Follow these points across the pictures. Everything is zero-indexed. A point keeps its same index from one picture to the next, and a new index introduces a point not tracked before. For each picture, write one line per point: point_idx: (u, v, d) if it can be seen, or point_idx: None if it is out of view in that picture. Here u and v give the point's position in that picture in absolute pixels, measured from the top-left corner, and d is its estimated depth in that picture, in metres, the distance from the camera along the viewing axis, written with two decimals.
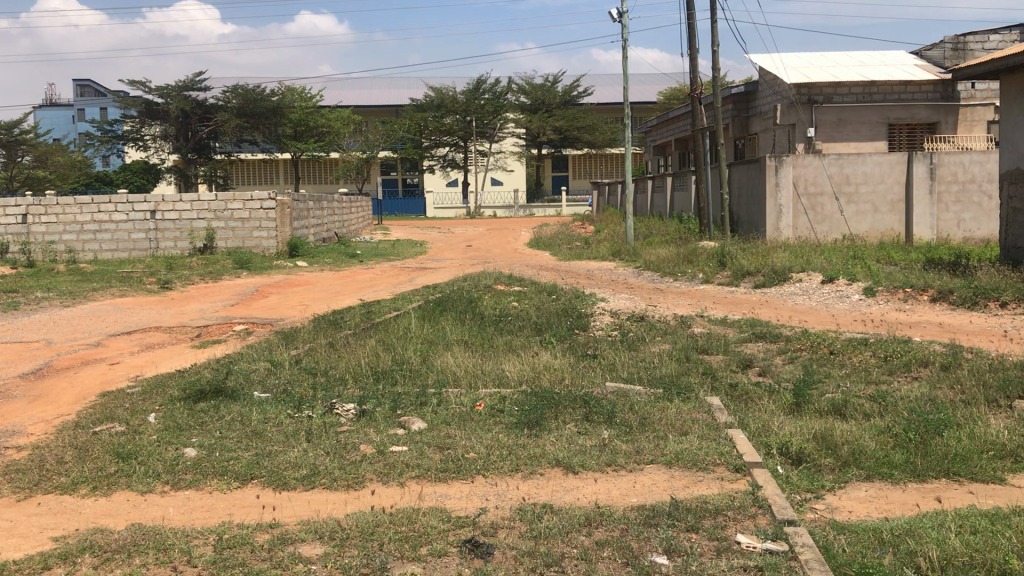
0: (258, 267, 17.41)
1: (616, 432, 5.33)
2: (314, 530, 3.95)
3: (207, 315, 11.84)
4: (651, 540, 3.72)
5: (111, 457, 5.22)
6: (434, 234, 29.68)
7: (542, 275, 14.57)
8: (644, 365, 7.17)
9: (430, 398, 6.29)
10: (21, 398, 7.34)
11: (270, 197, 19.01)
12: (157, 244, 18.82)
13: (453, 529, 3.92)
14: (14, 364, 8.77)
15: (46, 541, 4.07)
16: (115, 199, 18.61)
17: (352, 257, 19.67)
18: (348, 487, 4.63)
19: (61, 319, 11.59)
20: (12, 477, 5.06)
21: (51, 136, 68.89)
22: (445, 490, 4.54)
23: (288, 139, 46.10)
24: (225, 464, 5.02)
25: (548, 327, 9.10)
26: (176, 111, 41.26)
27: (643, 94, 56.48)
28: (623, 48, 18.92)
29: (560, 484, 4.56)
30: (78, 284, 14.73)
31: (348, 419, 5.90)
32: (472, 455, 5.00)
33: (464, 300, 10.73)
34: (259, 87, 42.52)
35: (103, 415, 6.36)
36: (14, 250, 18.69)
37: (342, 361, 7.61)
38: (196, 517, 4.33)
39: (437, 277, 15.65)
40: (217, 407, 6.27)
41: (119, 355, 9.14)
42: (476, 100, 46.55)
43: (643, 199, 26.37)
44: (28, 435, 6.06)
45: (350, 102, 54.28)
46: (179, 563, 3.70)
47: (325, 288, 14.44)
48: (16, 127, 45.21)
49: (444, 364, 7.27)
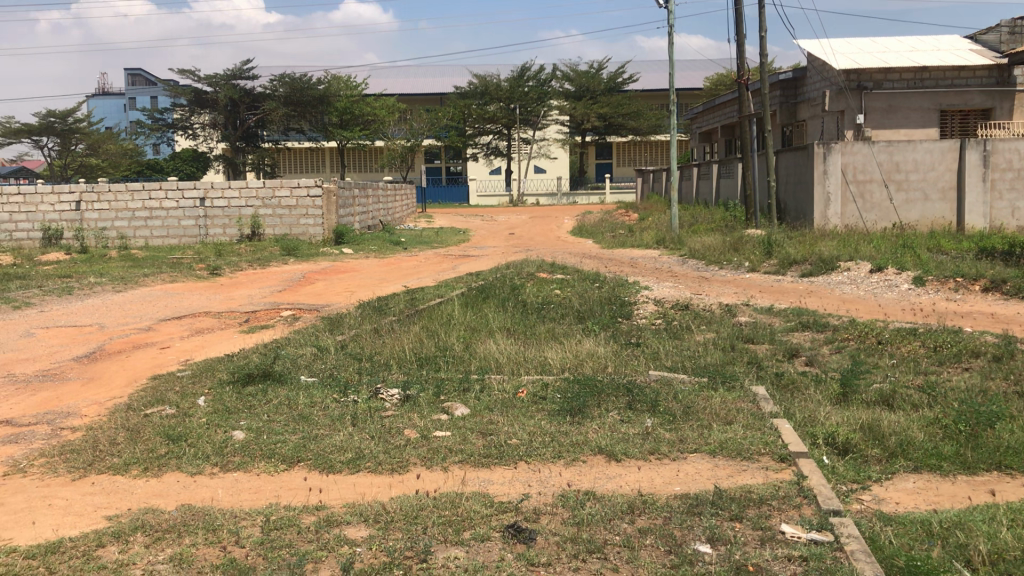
0: (305, 254, 17.59)
1: (660, 420, 5.32)
2: (360, 513, 4.00)
3: (255, 300, 12.01)
4: (694, 529, 3.71)
5: (162, 439, 5.34)
6: (478, 222, 29.79)
7: (585, 263, 14.50)
8: (688, 354, 7.12)
9: (473, 384, 6.33)
10: (75, 381, 7.54)
11: (317, 184, 19.15)
12: (207, 231, 19.12)
13: (496, 514, 3.94)
14: (68, 348, 8.97)
15: (99, 520, 4.18)
16: (166, 187, 18.95)
17: (397, 244, 19.82)
18: (392, 471, 4.68)
19: (113, 303, 11.83)
20: (68, 457, 5.20)
21: (102, 125, 70.79)
22: (488, 475, 4.57)
23: (335, 128, 46.67)
24: (273, 447, 5.10)
25: (591, 315, 9.09)
26: (225, 100, 41.86)
27: (690, 81, 55.96)
28: (669, 34, 18.72)
29: (604, 471, 4.57)
30: (130, 270, 15.01)
31: (392, 404, 5.95)
32: (515, 441, 5.02)
33: (507, 288, 10.74)
34: (306, 75, 42.98)
35: (153, 398, 6.49)
36: (68, 236, 19.13)
37: (386, 347, 7.67)
38: (244, 498, 4.41)
39: (481, 265, 15.64)
40: (264, 391, 6.37)
41: (170, 340, 9.31)
42: (519, 87, 46.37)
43: (688, 186, 26.03)
44: (82, 417, 6.23)
45: (395, 90, 54.56)
46: (229, 542, 3.77)
47: (369, 276, 14.53)
48: (68, 116, 46.55)
49: (487, 352, 7.27)
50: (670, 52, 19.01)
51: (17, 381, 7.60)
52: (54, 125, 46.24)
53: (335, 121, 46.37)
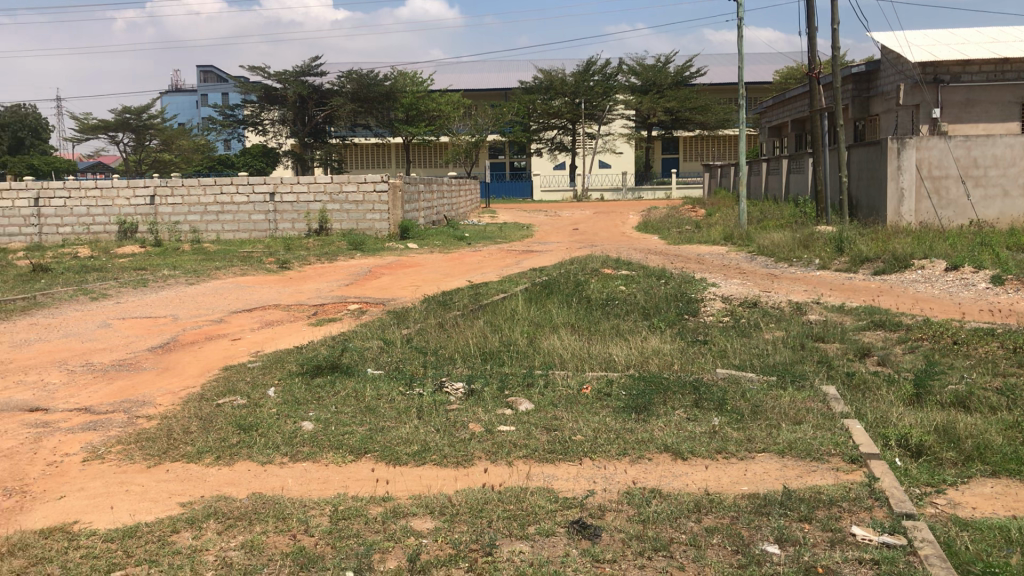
0: (371, 248, 17.81)
1: (727, 419, 5.26)
2: (426, 505, 4.04)
3: (323, 294, 12.21)
4: (762, 529, 3.66)
5: (234, 429, 5.46)
6: (542, 218, 29.80)
7: (651, 260, 14.39)
8: (756, 352, 7.03)
9: (537, 379, 6.33)
10: (150, 370, 7.75)
11: (383, 180, 19.34)
12: (276, 225, 19.47)
13: (561, 509, 3.94)
14: (144, 339, 9.22)
15: (174, 506, 4.30)
16: (237, 182, 19.36)
17: (461, 240, 19.93)
18: (458, 464, 4.71)
19: (186, 295, 12.14)
20: (144, 444, 5.35)
21: (176, 122, 72.62)
22: (553, 470, 4.57)
23: (402, 124, 47.22)
24: (341, 438, 5.18)
25: (656, 312, 9.03)
26: (294, 97, 42.61)
27: (759, 74, 55.12)
28: (738, 28, 18.45)
29: (669, 469, 4.54)
30: (202, 263, 15.36)
31: (457, 398, 5.99)
32: (580, 437, 5.01)
33: (572, 284, 10.71)
34: (373, 72, 43.59)
35: (225, 388, 6.64)
36: (142, 230, 19.68)
37: (451, 341, 7.72)
38: (313, 488, 4.49)
39: (545, 260, 15.65)
40: (332, 383, 6.48)
41: (241, 331, 9.51)
42: (585, 82, 46.18)
43: (757, 182, 25.65)
44: (158, 406, 6.41)
45: (460, 86, 54.84)
46: (298, 531, 3.84)
47: (434, 270, 14.64)
48: (144, 112, 47.85)
49: (551, 347, 7.28)
50: (739, 46, 18.74)
51: (95, 370, 7.85)
52: (131, 121, 47.36)
53: (402, 117, 46.83)
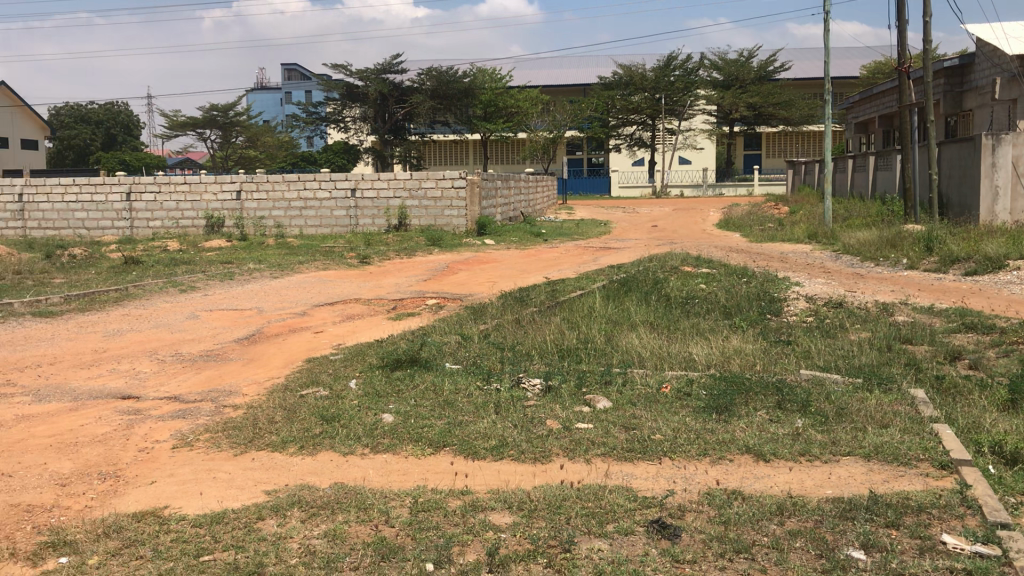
0: (449, 244, 17.96)
1: (811, 421, 5.15)
2: (504, 500, 4.05)
3: (402, 289, 12.36)
4: (847, 534, 3.58)
5: (317, 419, 5.57)
6: (620, 214, 29.63)
7: (731, 257, 14.18)
8: (841, 353, 6.86)
9: (615, 376, 6.31)
10: (237, 361, 7.97)
11: (462, 176, 19.44)
12: (357, 221, 19.76)
13: (640, 508, 3.92)
14: (230, 330, 9.48)
15: (259, 493, 4.41)
16: (320, 178, 19.73)
17: (538, 236, 19.93)
18: (535, 460, 4.73)
19: (270, 289, 12.42)
20: (231, 433, 5.50)
21: (261, 119, 74.36)
22: (631, 469, 4.55)
23: (480, 121, 47.59)
24: (420, 431, 5.24)
25: (738, 311, 8.89)
26: (375, 94, 43.19)
27: (846, 69, 53.77)
28: (824, 21, 18.04)
29: (750, 471, 4.46)
30: (286, 257, 15.70)
31: (534, 394, 6.00)
32: (659, 437, 4.97)
33: (651, 282, 10.61)
34: (453, 69, 43.85)
35: (309, 379, 6.78)
36: (229, 224, 20.22)
37: (529, 337, 7.74)
38: (393, 480, 4.55)
39: (622, 257, 15.56)
40: (412, 376, 6.56)
41: (323, 324, 9.70)
42: (666, 77, 45.69)
43: (842, 179, 25.07)
44: (244, 396, 6.58)
45: (539, 82, 54.87)
46: (379, 522, 3.90)
47: (511, 266, 14.68)
48: (231, 110, 49.09)
49: (629, 345, 7.24)
50: (825, 39, 18.32)
51: (184, 360, 8.09)
52: (218, 118, 48.65)
53: (480, 114, 47.27)
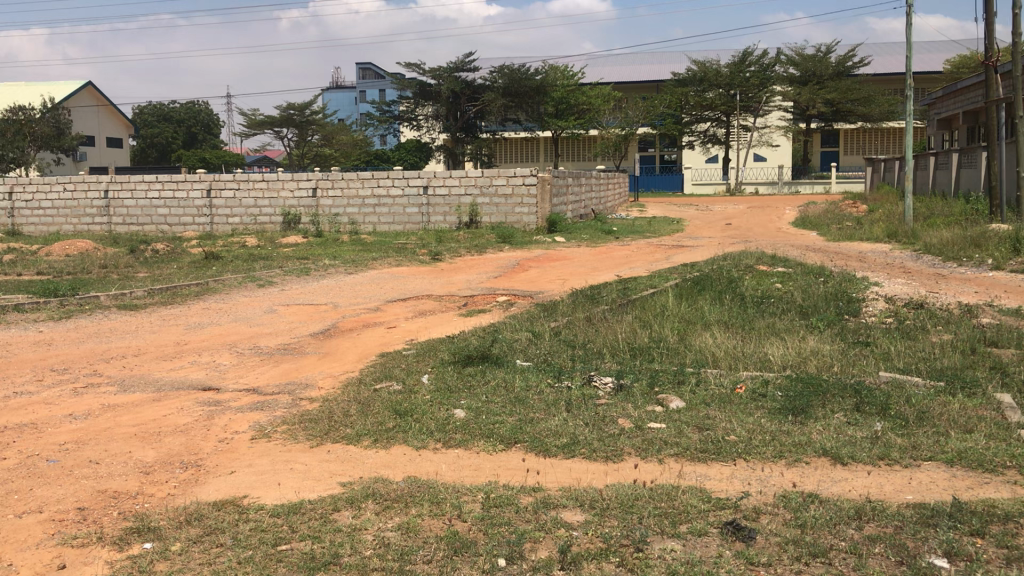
0: (520, 241, 18.01)
1: (890, 425, 5.03)
2: (575, 498, 4.05)
3: (473, 285, 12.44)
4: (930, 541, 3.49)
5: (390, 413, 5.65)
6: (693, 212, 29.32)
7: (808, 257, 13.91)
8: (922, 355, 6.68)
9: (689, 376, 6.24)
10: (313, 355, 8.13)
11: (533, 173, 19.38)
12: (429, 218, 19.96)
13: (713, 509, 3.88)
14: (306, 325, 9.67)
15: (335, 485, 4.48)
16: (393, 175, 19.99)
17: (610, 234, 19.83)
18: (607, 459, 4.71)
19: (344, 284, 12.62)
20: (307, 425, 5.62)
21: (336, 117, 75.51)
22: (705, 470, 4.50)
23: (551, 118, 47.48)
24: (492, 427, 5.27)
25: (814, 311, 8.72)
26: (447, 92, 43.49)
27: (929, 63, 52.27)
28: (908, 15, 17.58)
29: (827, 474, 4.38)
30: (360, 254, 15.93)
31: (605, 393, 5.98)
32: (732, 438, 4.91)
33: (724, 280, 10.47)
34: (525, 66, 43.88)
35: (382, 374, 6.88)
36: (305, 221, 20.61)
37: (600, 335, 7.72)
38: (466, 474, 4.59)
39: (695, 255, 15.40)
40: (483, 372, 6.60)
41: (396, 320, 9.82)
42: (741, 73, 45.05)
43: (924, 177, 24.38)
44: (319, 389, 6.71)
45: (612, 78, 54.60)
46: (451, 516, 3.94)
47: (583, 264, 14.64)
48: (307, 108, 49.98)
49: (703, 344, 7.16)
50: (908, 33, 17.84)
51: (262, 353, 8.28)
52: (294, 117, 49.64)
53: (552, 111, 47.15)
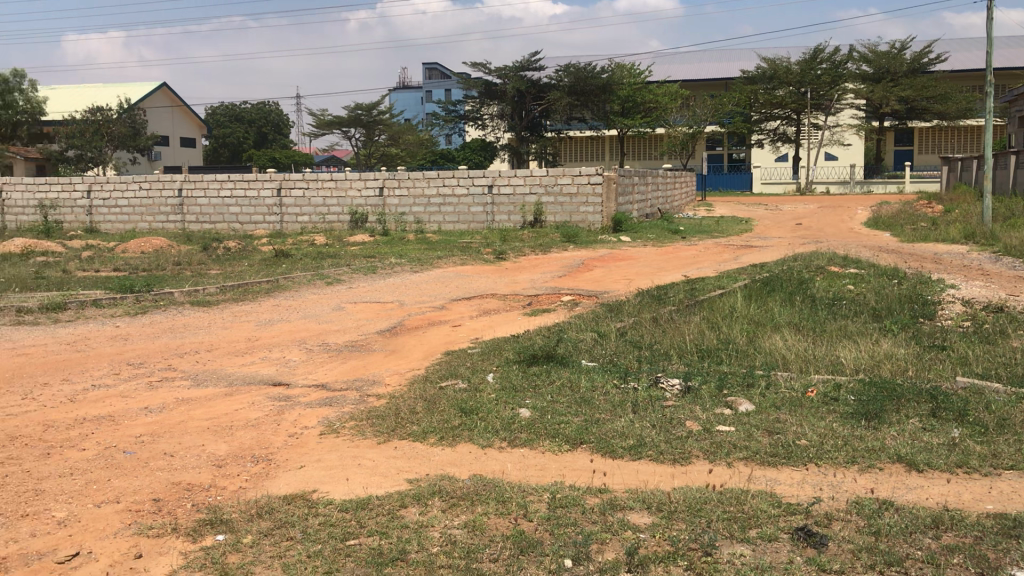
0: (585, 241, 17.95)
1: (969, 432, 4.87)
2: (643, 500, 4.01)
3: (538, 285, 12.43)
4: (1012, 553, 3.37)
5: (456, 411, 5.67)
6: (761, 212, 28.90)
7: (881, 258, 13.60)
8: (1002, 361, 6.47)
9: (758, 379, 6.14)
10: (380, 352, 8.22)
11: (598, 172, 19.21)
12: (493, 217, 20.03)
13: (784, 515, 3.80)
14: (373, 322, 9.78)
15: (401, 482, 4.52)
16: (458, 174, 20.10)
17: (676, 233, 19.66)
18: (674, 462, 4.66)
19: (410, 283, 12.73)
20: (374, 422, 5.68)
21: (403, 117, 76.26)
22: (775, 475, 4.43)
23: (617, 117, 46.79)
24: (557, 427, 5.26)
25: (888, 314, 8.51)
26: (513, 91, 43.56)
27: (1009, 59, 50.69)
28: (987, 9, 17.10)
29: (903, 481, 4.27)
30: (425, 252, 16.04)
31: (672, 394, 5.92)
32: (803, 442, 4.82)
33: (794, 282, 10.29)
34: (591, 65, 43.71)
35: (448, 372, 6.92)
36: (371, 220, 20.87)
37: (667, 336, 7.64)
38: (531, 474, 4.59)
39: (764, 256, 15.17)
40: (548, 372, 6.59)
41: (461, 319, 9.86)
42: (812, 71, 44.24)
43: (1004, 176, 23.65)
44: (386, 385, 6.78)
45: (679, 77, 54.10)
46: (517, 515, 3.94)
47: (649, 264, 14.53)
48: (375, 108, 50.58)
49: (772, 346, 7.05)
50: (988, 28, 17.34)
51: (331, 349, 8.39)
52: (362, 117, 50.54)
53: (618, 109, 46.54)
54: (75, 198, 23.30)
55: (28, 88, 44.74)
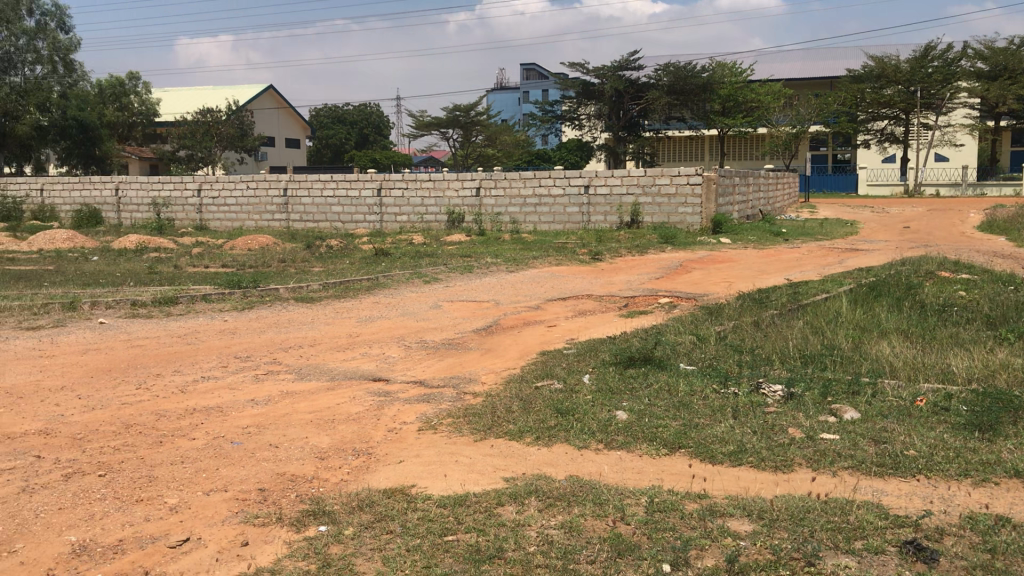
0: (683, 242, 17.73)
1: None
2: (743, 506, 3.94)
3: (634, 286, 12.33)
4: None
5: (552, 412, 5.68)
6: (867, 214, 28.04)
7: (996, 263, 13.02)
8: None
9: (865, 387, 5.95)
10: (475, 350, 8.28)
11: (698, 173, 18.89)
12: (589, 217, 19.95)
13: (892, 527, 3.68)
14: (469, 321, 9.86)
15: (497, 480, 4.55)
16: (554, 174, 20.11)
17: (778, 236, 19.23)
18: (776, 469, 4.56)
19: (506, 283, 12.79)
20: (471, 419, 5.73)
21: (500, 117, 76.71)
22: (882, 486, 4.28)
23: (718, 116, 46.36)
24: (655, 431, 5.21)
25: (1004, 321, 8.14)
26: (611, 91, 43.36)
27: None
28: None
29: (1021, 498, 4.07)
30: (521, 252, 16.10)
31: (774, 401, 5.79)
32: (912, 453, 4.65)
33: (903, 287, 9.93)
34: (691, 64, 43.14)
35: (544, 372, 6.93)
36: (468, 220, 21.08)
37: (769, 340, 7.47)
38: (629, 477, 4.55)
39: (871, 259, 14.70)
40: (646, 375, 6.53)
41: (556, 319, 9.86)
42: (922, 69, 42.72)
43: None
44: (482, 384, 6.84)
45: (782, 75, 52.92)
46: (614, 518, 3.91)
47: (748, 266, 14.27)
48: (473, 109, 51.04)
49: (880, 353, 6.82)
50: None
51: (428, 347, 8.50)
52: (460, 118, 50.88)
53: (718, 109, 45.93)
54: (186, 197, 24.18)
55: (141, 90, 46.99)
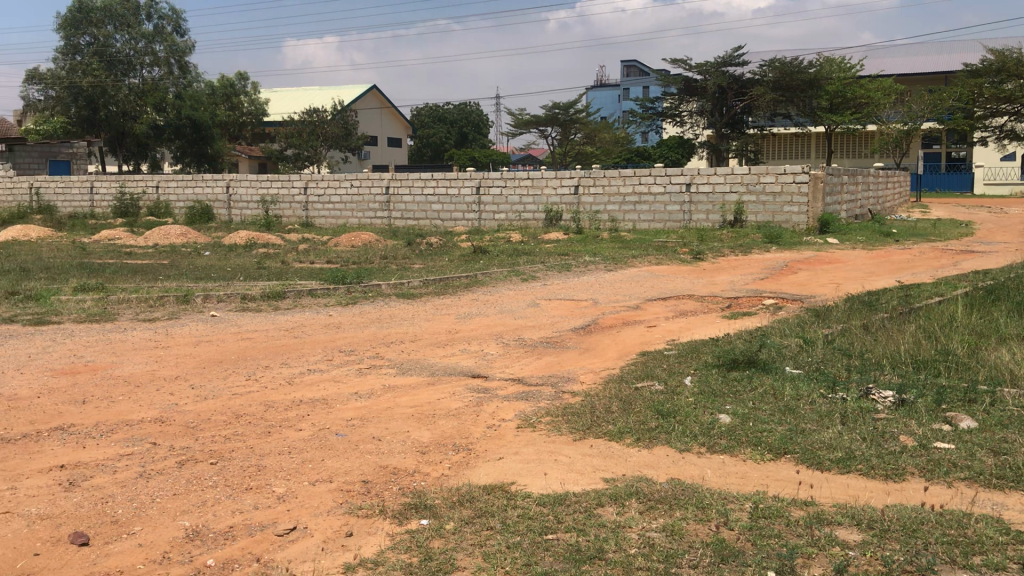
0: (788, 241, 17.32)
1: None
2: (852, 515, 3.82)
3: (737, 287, 12.10)
4: None
5: (653, 413, 5.62)
6: (985, 215, 26.85)
7: None
8: None
9: (983, 395, 5.69)
10: (574, 349, 8.27)
11: (804, 171, 18.35)
12: (691, 216, 19.68)
13: (1013, 542, 3.50)
14: (568, 320, 9.85)
15: (597, 480, 4.53)
16: (655, 172, 19.90)
17: (888, 236, 18.57)
18: (886, 478, 4.41)
19: (605, 282, 12.72)
20: (571, 419, 5.72)
21: (600, 115, 76.37)
22: (1002, 499, 4.08)
23: (825, 112, 44.86)
24: (759, 435, 5.10)
25: None
26: (714, 88, 42.66)
27: None
28: None
29: None
30: (621, 251, 16.00)
31: (885, 407, 5.60)
32: None
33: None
34: (798, 59, 42.07)
35: (644, 373, 6.86)
36: (567, 218, 21.05)
37: (880, 344, 7.22)
38: (732, 482, 4.47)
39: (988, 262, 14.06)
40: (750, 378, 6.40)
41: (656, 319, 9.76)
42: None
43: None
44: (581, 383, 6.82)
45: (894, 70, 51.12)
46: (717, 523, 3.84)
47: (857, 267, 13.84)
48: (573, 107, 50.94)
49: (999, 360, 6.51)
50: None
51: (526, 345, 8.53)
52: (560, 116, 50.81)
53: (825, 105, 44.53)
54: (293, 194, 24.87)
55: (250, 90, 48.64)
